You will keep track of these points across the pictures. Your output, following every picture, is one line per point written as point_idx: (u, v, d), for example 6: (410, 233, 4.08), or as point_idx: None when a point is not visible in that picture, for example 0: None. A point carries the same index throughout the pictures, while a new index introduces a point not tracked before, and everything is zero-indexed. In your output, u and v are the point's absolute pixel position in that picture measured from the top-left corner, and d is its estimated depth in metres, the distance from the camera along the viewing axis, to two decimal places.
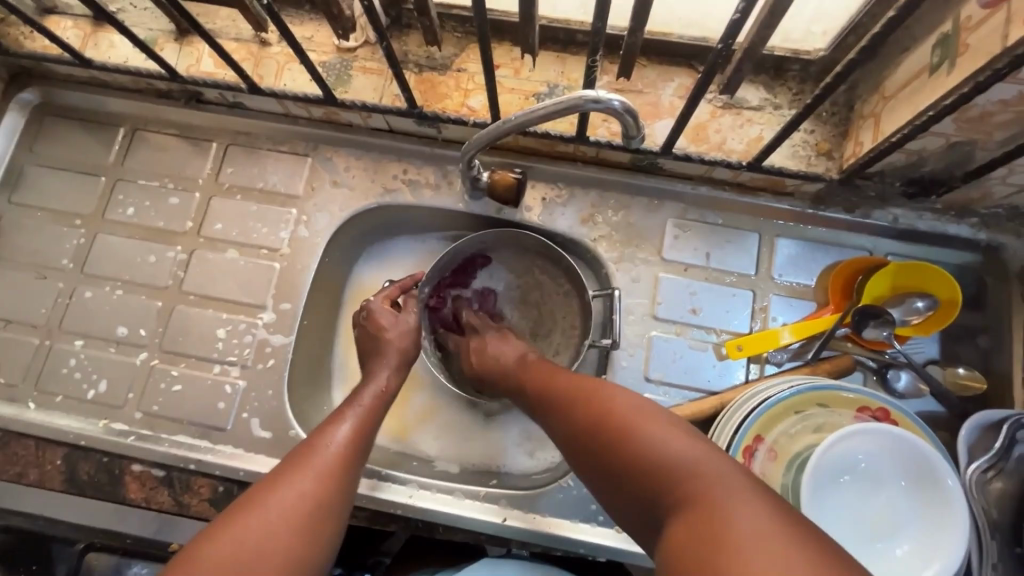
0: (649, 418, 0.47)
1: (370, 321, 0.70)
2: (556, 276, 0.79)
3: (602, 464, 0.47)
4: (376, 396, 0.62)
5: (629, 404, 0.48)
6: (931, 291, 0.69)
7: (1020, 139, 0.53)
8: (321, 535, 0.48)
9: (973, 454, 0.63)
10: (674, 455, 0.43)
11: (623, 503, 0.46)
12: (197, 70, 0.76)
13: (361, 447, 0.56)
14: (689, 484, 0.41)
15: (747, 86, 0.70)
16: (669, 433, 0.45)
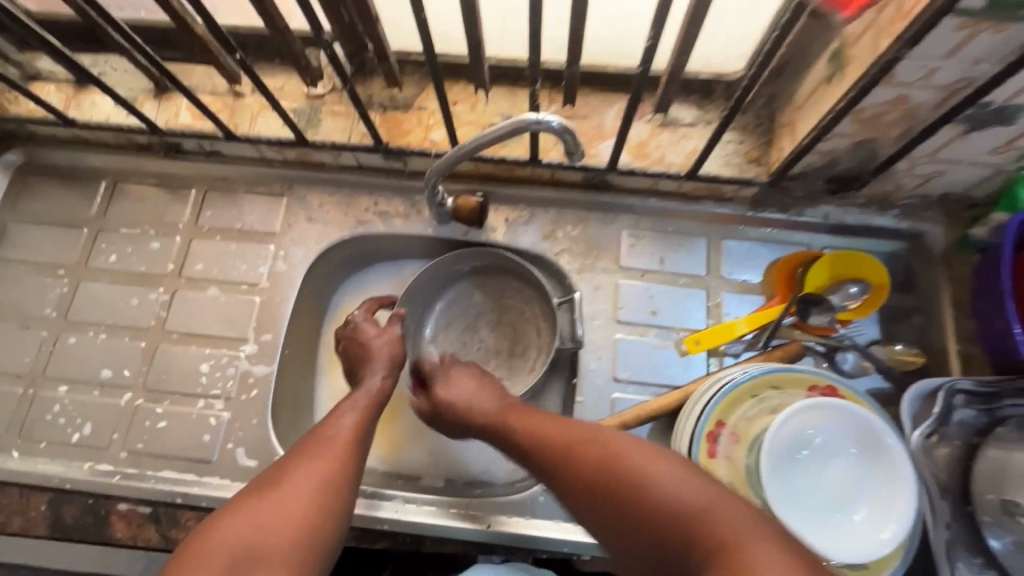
0: (651, 470, 0.49)
1: (357, 335, 0.76)
2: (524, 290, 0.85)
3: (615, 522, 0.48)
4: (369, 396, 0.68)
5: (629, 448, 0.51)
6: (864, 276, 0.75)
7: (912, 134, 0.61)
8: (336, 514, 0.54)
9: (917, 421, 0.67)
10: (686, 508, 0.45)
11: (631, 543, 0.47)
12: (177, 124, 0.81)
13: (362, 438, 0.63)
14: (701, 536, 0.44)
15: (680, 106, 0.78)
16: (674, 483, 0.47)
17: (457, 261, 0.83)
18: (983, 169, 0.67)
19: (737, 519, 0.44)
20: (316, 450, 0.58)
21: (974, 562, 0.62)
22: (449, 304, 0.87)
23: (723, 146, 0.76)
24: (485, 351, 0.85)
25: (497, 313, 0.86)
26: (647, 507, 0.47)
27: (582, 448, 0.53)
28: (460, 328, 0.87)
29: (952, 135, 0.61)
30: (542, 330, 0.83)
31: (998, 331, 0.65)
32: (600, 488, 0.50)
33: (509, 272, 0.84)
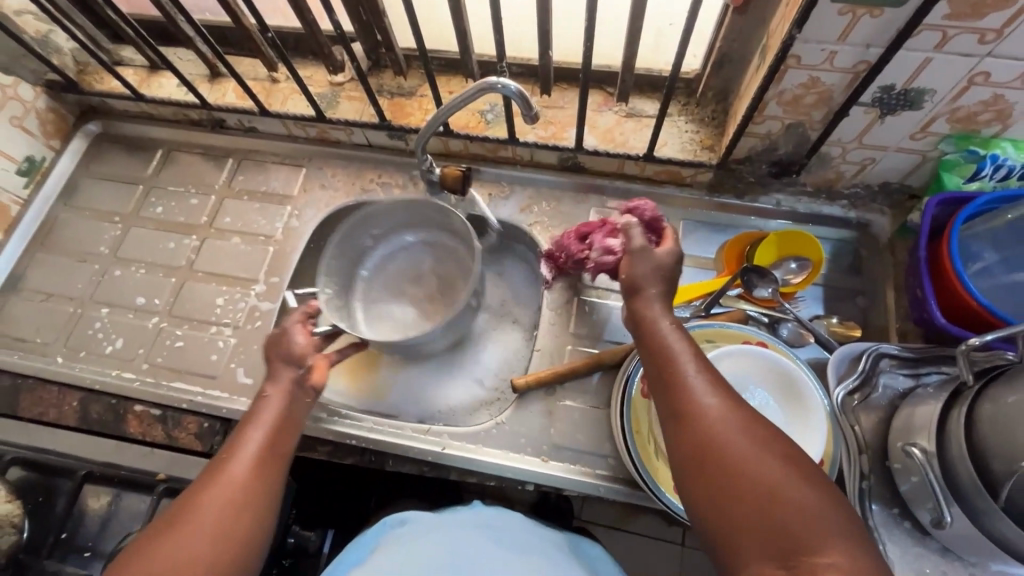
0: (783, 471, 0.46)
1: (277, 344, 0.69)
2: (440, 233, 0.97)
3: (721, 498, 0.47)
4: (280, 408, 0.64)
5: (755, 447, 0.48)
6: (805, 254, 0.82)
7: (832, 116, 0.70)
8: (244, 536, 0.54)
9: (841, 379, 0.72)
10: (804, 512, 0.44)
11: (725, 525, 0.46)
12: (223, 101, 0.98)
13: (275, 454, 0.61)
14: (801, 545, 0.42)
15: (645, 101, 0.89)
16: (803, 487, 0.45)
17: (359, 227, 0.92)
18: (911, 156, 0.74)
19: (849, 548, 0.42)
20: (213, 487, 0.55)
21: (891, 511, 0.66)
22: (373, 271, 0.99)
23: (681, 134, 0.86)
24: (419, 298, 0.97)
25: (420, 258, 0.99)
26: (768, 498, 0.45)
27: (717, 420, 0.50)
28: (390, 290, 0.98)
29: (870, 118, 0.69)
30: (462, 263, 0.97)
31: (920, 298, 0.72)
32: (724, 461, 0.48)
33: (413, 222, 0.97)
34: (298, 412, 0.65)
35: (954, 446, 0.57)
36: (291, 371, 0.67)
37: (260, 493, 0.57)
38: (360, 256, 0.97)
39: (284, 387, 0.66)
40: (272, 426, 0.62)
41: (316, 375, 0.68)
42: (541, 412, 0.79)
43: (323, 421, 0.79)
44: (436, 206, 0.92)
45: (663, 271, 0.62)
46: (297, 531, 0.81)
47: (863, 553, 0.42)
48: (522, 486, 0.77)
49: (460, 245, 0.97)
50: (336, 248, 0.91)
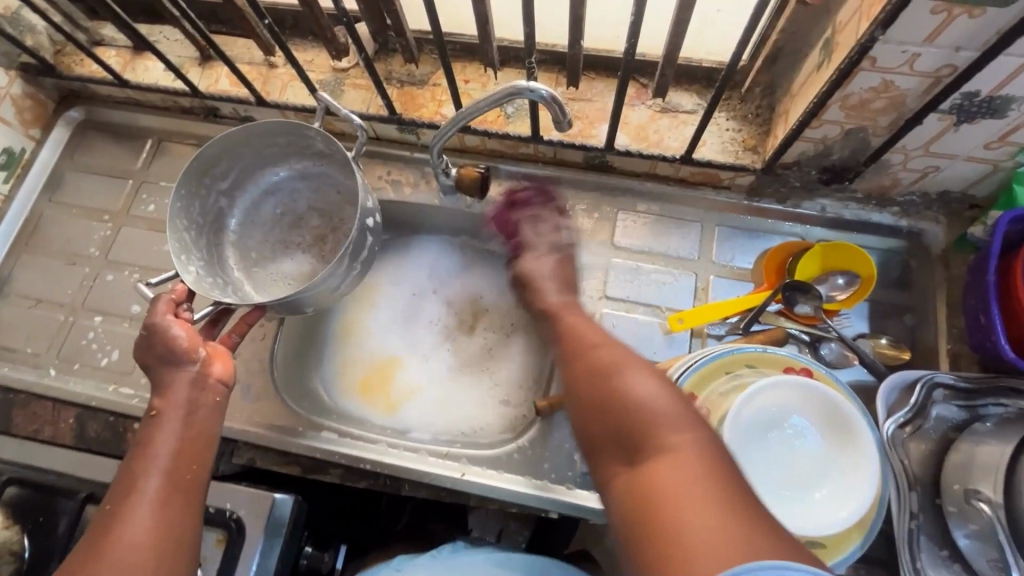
0: (638, 378, 0.54)
1: (152, 344, 0.65)
2: (309, 168, 0.86)
3: (590, 410, 0.54)
4: (180, 429, 0.61)
5: (617, 362, 0.56)
6: (853, 268, 0.76)
7: (901, 123, 0.62)
8: (183, 552, 0.55)
9: (892, 411, 0.67)
10: (649, 403, 0.51)
11: (596, 432, 0.53)
12: (216, 89, 0.89)
13: (189, 475, 0.59)
14: (653, 436, 0.49)
15: (682, 94, 0.80)
16: (651, 385, 0.53)
17: (204, 183, 0.78)
18: (981, 165, 0.67)
19: (694, 431, 0.49)
20: (109, 546, 0.52)
21: (940, 553, 0.62)
22: (243, 224, 0.86)
23: (721, 132, 0.78)
24: (307, 241, 0.87)
25: (294, 194, 0.87)
26: (623, 402, 0.52)
27: (589, 348, 0.59)
28: (270, 245, 0.87)
29: (943, 126, 0.61)
30: (342, 189, 0.87)
31: (981, 326, 0.66)
32: (585, 374, 0.56)
33: (269, 163, 0.84)
34: (201, 428, 0.62)
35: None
36: (184, 371, 0.63)
37: (171, 538, 0.55)
38: (215, 219, 0.82)
39: (176, 404, 0.62)
40: (169, 457, 0.59)
41: (218, 366, 0.66)
42: (564, 435, 0.75)
43: (336, 444, 0.75)
44: (285, 128, 0.77)
45: (559, 273, 0.72)
46: (311, 552, 0.76)
47: (706, 436, 0.49)
48: (544, 514, 0.73)
49: (332, 168, 0.85)
50: (185, 218, 0.76)
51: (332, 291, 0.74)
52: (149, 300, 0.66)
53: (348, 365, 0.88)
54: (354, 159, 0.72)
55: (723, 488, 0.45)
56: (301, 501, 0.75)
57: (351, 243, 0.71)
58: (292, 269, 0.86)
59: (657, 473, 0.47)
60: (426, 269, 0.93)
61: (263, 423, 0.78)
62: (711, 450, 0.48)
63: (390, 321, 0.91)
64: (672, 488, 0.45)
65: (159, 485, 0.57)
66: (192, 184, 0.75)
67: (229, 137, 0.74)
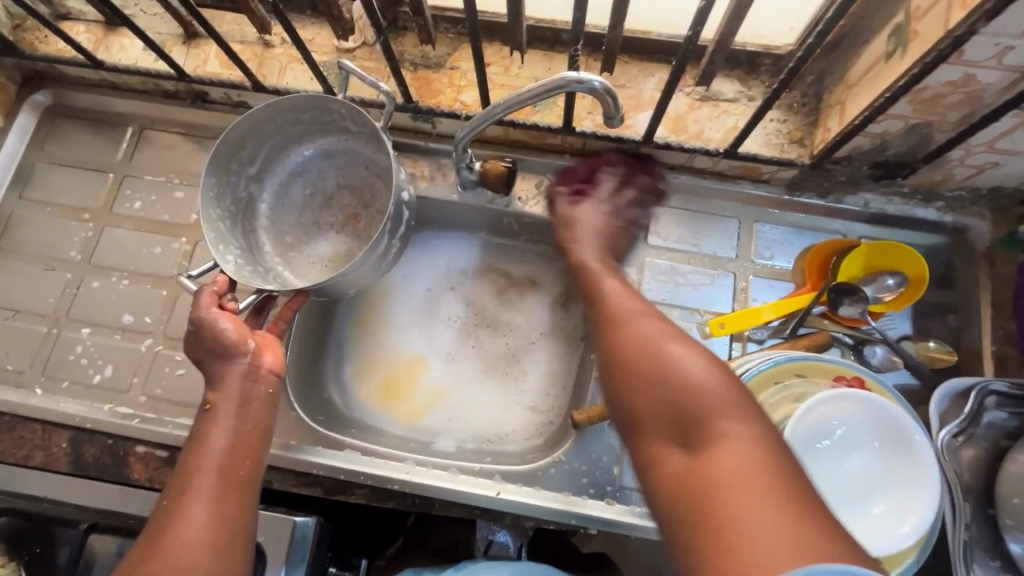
0: (688, 356, 0.49)
1: (198, 338, 0.62)
2: (335, 147, 0.80)
3: (628, 387, 0.51)
4: (233, 422, 0.59)
5: (663, 337, 0.52)
6: (902, 269, 0.72)
7: (973, 119, 0.58)
8: (237, 553, 0.52)
9: (943, 420, 0.65)
10: (698, 386, 0.47)
11: (632, 408, 0.50)
12: (204, 71, 0.80)
13: (244, 472, 0.56)
14: (705, 422, 0.45)
15: (723, 80, 0.75)
16: (704, 368, 0.48)
17: (232, 169, 0.73)
18: None
19: (749, 421, 0.45)
20: (164, 545, 0.49)
21: (992, 563, 0.61)
22: (274, 208, 0.81)
23: (766, 124, 0.73)
24: (340, 220, 0.81)
25: (321, 174, 0.81)
26: (670, 383, 0.48)
27: (632, 320, 0.55)
28: (301, 228, 0.81)
29: (1017, 123, 0.57)
30: (369, 161, 0.80)
31: None
32: (631, 348, 0.52)
33: (297, 140, 0.78)
34: (254, 419, 0.60)
35: None
36: (236, 364, 0.61)
37: (229, 535, 0.52)
38: (248, 205, 0.78)
39: (230, 397, 0.60)
40: (224, 451, 0.57)
41: (269, 357, 0.64)
42: (601, 447, 0.72)
43: (360, 463, 0.70)
44: (309, 104, 0.71)
45: (601, 236, 0.68)
46: (336, 573, 0.73)
47: (762, 427, 0.44)
48: (582, 530, 0.70)
49: (355, 142, 0.78)
50: (218, 207, 0.72)
51: (373, 269, 0.70)
52: (192, 293, 0.63)
53: (365, 369, 0.84)
54: (384, 131, 0.66)
55: (786, 487, 0.40)
56: (323, 522, 0.71)
57: (386, 223, 0.68)
58: (329, 253, 0.80)
59: (707, 460, 0.43)
60: (443, 265, 0.87)
61: (278, 441, 0.72)
62: (768, 442, 0.43)
63: (406, 320, 0.85)
64: (725, 478, 0.41)
65: (216, 477, 0.54)
66: (220, 170, 0.71)
67: (252, 116, 0.68)
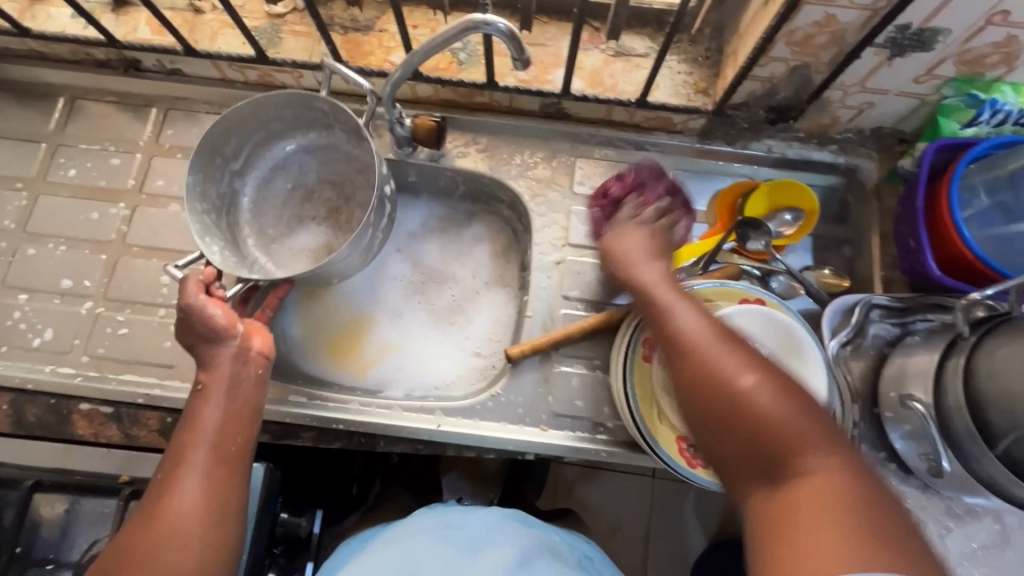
0: (773, 388, 0.46)
1: (189, 325, 0.64)
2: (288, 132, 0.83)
3: (705, 415, 0.47)
4: (227, 398, 0.61)
5: (740, 360, 0.47)
6: (797, 204, 0.79)
7: (841, 58, 0.65)
8: (230, 517, 0.56)
9: (836, 332, 0.73)
10: (781, 421, 0.44)
11: (711, 434, 0.47)
12: (135, 37, 0.81)
13: (236, 444, 0.59)
14: (797, 458, 0.43)
15: (634, 37, 0.81)
16: (781, 400, 0.45)
17: (216, 162, 0.76)
18: (909, 99, 0.72)
19: (839, 454, 0.43)
20: (161, 512, 0.53)
21: (878, 454, 0.69)
22: (256, 202, 0.83)
23: (674, 76, 0.80)
24: (322, 213, 0.83)
25: (303, 169, 0.84)
26: (760, 424, 0.45)
27: (701, 339, 0.50)
28: (282, 221, 0.83)
29: (878, 61, 0.65)
30: (352, 156, 0.83)
31: (911, 248, 0.72)
32: (707, 378, 0.47)
33: (277, 137, 0.81)
34: (246, 398, 0.62)
35: (950, 395, 0.58)
36: (226, 346, 0.63)
37: (217, 507, 0.55)
38: (231, 201, 0.80)
39: (221, 376, 0.62)
40: (215, 428, 0.59)
41: (258, 340, 0.65)
42: (537, 381, 0.77)
43: (304, 407, 0.75)
44: (291, 99, 0.75)
45: (658, 252, 0.64)
46: (287, 518, 0.76)
47: (844, 455, 0.43)
48: (521, 456, 0.76)
49: (339, 136, 0.82)
50: (202, 200, 0.75)
51: (357, 254, 0.74)
52: (178, 282, 0.64)
53: (313, 326, 0.85)
54: (366, 127, 0.70)
55: (878, 527, 0.40)
56: (273, 469, 0.74)
57: (371, 213, 0.72)
58: (313, 246, 0.81)
59: (798, 498, 0.42)
60: None
61: None
62: (857, 473, 0.43)
63: (354, 280, 0.87)
64: (809, 517, 0.41)
65: (207, 453, 0.57)
66: (203, 166, 0.74)
67: (235, 110, 0.72)
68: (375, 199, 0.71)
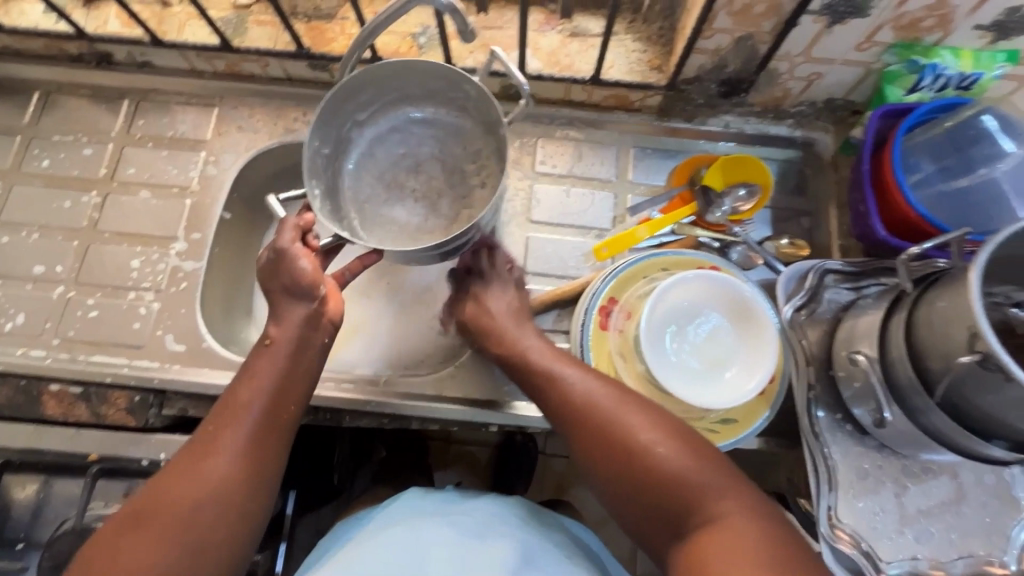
0: (666, 443, 0.53)
1: (277, 271, 0.64)
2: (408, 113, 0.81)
3: (615, 474, 0.54)
4: (283, 356, 0.61)
5: (633, 422, 0.55)
6: (753, 179, 0.81)
7: (781, 26, 0.67)
8: (262, 488, 0.55)
9: (790, 297, 0.73)
10: (679, 472, 0.51)
11: (623, 494, 0.53)
12: (105, 30, 0.84)
13: (284, 409, 0.59)
14: (702, 504, 0.50)
15: (589, 19, 0.83)
16: (677, 453, 0.53)
17: (342, 112, 0.74)
18: (856, 69, 0.73)
19: (734, 494, 0.50)
20: (200, 463, 0.52)
21: (835, 417, 0.69)
22: (360, 163, 0.81)
23: (628, 54, 0.82)
24: (422, 189, 0.81)
25: (419, 141, 0.81)
26: (655, 476, 0.52)
27: (595, 403, 0.57)
28: (382, 183, 0.81)
29: (818, 28, 0.67)
30: (473, 142, 0.80)
31: (861, 211, 0.73)
32: (608, 441, 0.55)
33: (402, 101, 0.78)
34: (305, 363, 0.62)
35: (895, 348, 0.59)
36: (303, 306, 0.63)
37: (258, 472, 0.55)
38: (339, 150, 0.78)
39: (288, 336, 0.62)
40: (269, 387, 0.58)
41: (331, 305, 0.65)
42: None
43: None
44: (438, 72, 0.72)
45: (509, 303, 0.71)
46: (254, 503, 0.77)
47: (741, 493, 0.50)
48: (485, 427, 0.77)
49: (468, 122, 0.79)
50: (318, 143, 0.73)
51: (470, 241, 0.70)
52: (278, 223, 0.65)
53: None
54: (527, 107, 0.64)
55: (777, 555, 0.46)
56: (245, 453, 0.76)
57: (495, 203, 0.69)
58: (407, 221, 0.79)
59: (704, 539, 0.48)
60: None
61: (190, 369, 0.76)
62: (756, 510, 0.49)
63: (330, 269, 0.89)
64: (715, 549, 0.47)
65: (258, 416, 0.57)
66: (329, 115, 0.72)
67: (376, 68, 0.70)
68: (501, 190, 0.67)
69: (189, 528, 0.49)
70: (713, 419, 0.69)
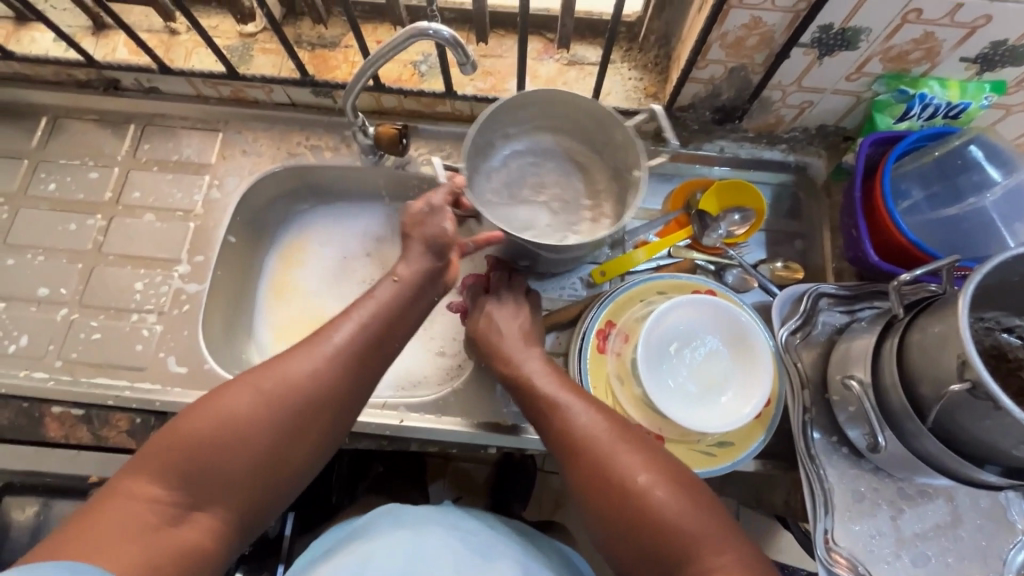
0: (663, 487, 0.53)
1: (424, 222, 0.71)
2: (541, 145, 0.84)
3: (610, 512, 0.54)
4: (402, 286, 0.66)
5: (633, 463, 0.55)
6: (746, 204, 0.82)
7: (772, 58, 0.69)
8: (351, 408, 0.60)
9: (785, 320, 0.74)
10: (674, 520, 0.51)
11: (616, 533, 0.54)
12: (114, 58, 0.86)
13: (393, 338, 0.64)
14: (694, 556, 0.50)
15: (586, 48, 0.85)
16: (673, 499, 0.52)
17: (503, 118, 0.78)
18: (847, 98, 0.75)
19: (728, 548, 0.50)
20: (319, 353, 0.58)
21: (831, 439, 0.70)
22: (493, 167, 0.83)
23: (625, 81, 0.84)
24: (541, 202, 0.82)
25: (546, 166, 0.84)
26: (651, 523, 0.52)
27: (595, 439, 0.57)
28: (507, 189, 0.83)
29: (809, 60, 0.69)
30: (599, 177, 0.83)
31: (853, 236, 0.74)
32: (606, 481, 0.55)
33: (548, 128, 0.82)
34: (419, 299, 0.67)
35: (887, 374, 0.60)
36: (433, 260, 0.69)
37: (357, 390, 0.60)
38: (482, 151, 0.80)
39: (414, 273, 0.67)
40: (387, 310, 0.64)
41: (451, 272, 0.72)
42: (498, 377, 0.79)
43: None
44: (601, 115, 0.76)
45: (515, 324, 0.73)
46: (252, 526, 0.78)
47: (736, 547, 0.50)
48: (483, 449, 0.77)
49: (599, 160, 0.83)
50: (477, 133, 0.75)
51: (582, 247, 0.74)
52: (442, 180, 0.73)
53: (283, 325, 0.89)
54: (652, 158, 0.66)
55: None
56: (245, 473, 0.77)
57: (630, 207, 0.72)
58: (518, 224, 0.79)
59: None
60: (359, 233, 0.94)
61: (190, 391, 0.76)
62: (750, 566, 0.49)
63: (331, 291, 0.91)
64: None
65: (371, 340, 0.61)
66: (496, 113, 0.75)
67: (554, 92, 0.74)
68: (643, 181, 0.71)
69: (297, 410, 0.55)
70: (710, 442, 0.69)
